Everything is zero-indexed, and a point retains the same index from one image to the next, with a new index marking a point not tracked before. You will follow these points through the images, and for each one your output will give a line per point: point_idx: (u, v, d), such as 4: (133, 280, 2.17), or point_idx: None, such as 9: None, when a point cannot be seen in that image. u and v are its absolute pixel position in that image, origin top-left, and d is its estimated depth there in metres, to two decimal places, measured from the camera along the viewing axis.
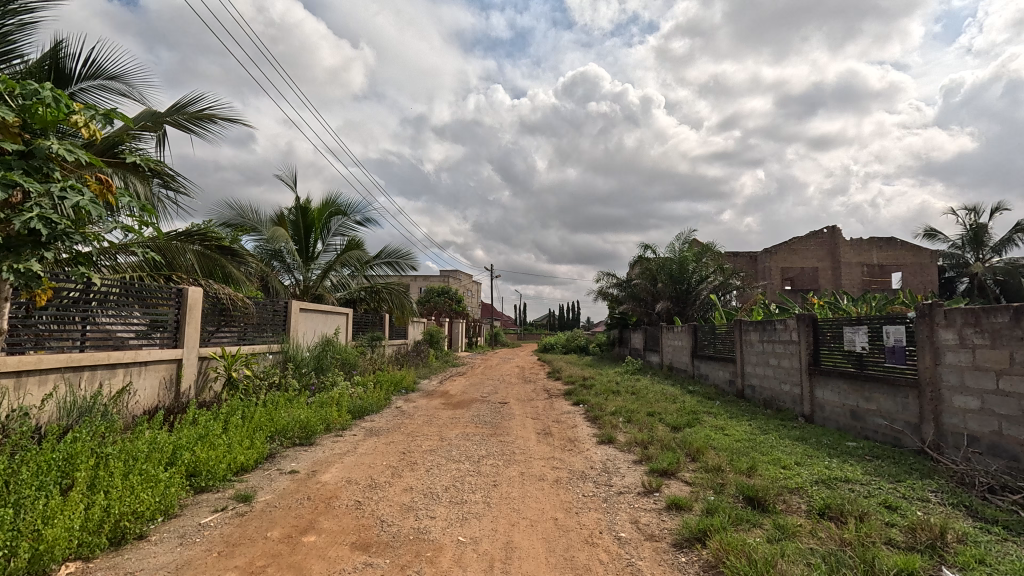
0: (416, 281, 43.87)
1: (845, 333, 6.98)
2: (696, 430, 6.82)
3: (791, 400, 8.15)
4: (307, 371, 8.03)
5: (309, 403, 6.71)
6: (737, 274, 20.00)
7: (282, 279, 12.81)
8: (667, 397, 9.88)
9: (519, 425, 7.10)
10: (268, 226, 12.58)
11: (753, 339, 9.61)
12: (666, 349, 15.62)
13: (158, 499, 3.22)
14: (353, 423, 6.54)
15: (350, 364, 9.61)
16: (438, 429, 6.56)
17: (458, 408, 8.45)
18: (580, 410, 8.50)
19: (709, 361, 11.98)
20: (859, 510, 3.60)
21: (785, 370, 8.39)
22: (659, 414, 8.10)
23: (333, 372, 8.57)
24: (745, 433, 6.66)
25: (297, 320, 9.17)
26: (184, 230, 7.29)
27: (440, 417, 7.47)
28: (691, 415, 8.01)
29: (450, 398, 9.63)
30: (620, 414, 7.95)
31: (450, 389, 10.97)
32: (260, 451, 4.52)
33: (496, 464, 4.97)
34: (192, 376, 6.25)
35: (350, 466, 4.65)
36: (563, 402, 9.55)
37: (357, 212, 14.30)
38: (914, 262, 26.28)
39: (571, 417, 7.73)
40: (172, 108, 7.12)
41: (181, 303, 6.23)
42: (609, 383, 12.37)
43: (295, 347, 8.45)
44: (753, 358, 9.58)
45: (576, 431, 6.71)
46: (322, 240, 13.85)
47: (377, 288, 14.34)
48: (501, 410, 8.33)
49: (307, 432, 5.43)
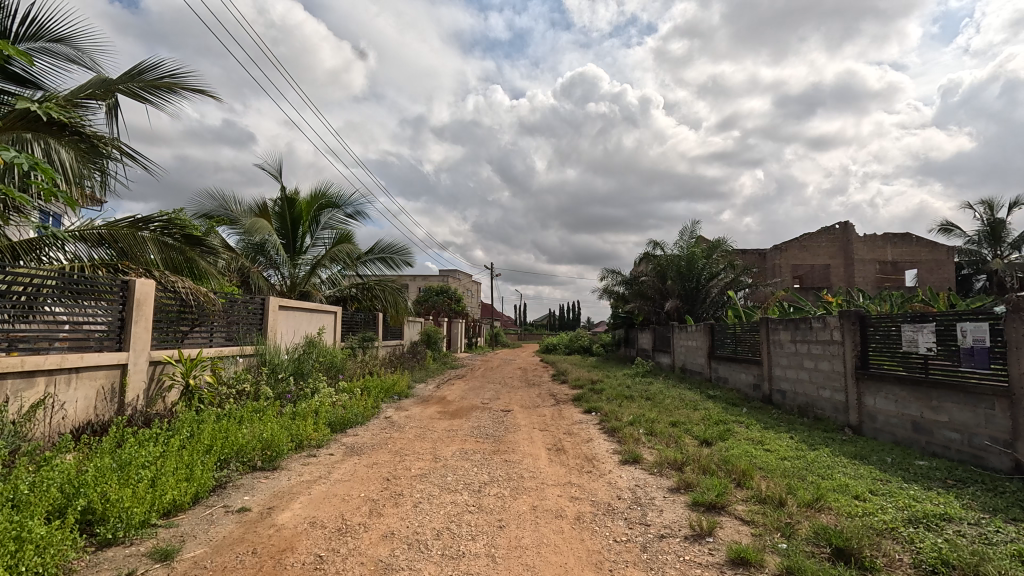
0: (415, 281, 42.95)
1: (902, 332, 6.04)
2: (731, 445, 5.87)
3: (832, 408, 7.20)
4: (284, 376, 7.06)
5: (281, 415, 5.75)
6: (749, 270, 18.99)
7: (266, 275, 11.85)
8: (687, 404, 8.92)
9: (526, 440, 6.13)
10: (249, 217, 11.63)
11: (783, 339, 8.66)
12: (678, 350, 14.67)
13: (24, 568, 2.25)
14: (332, 440, 5.57)
15: (337, 367, 8.65)
16: (431, 445, 5.59)
17: (456, 417, 7.50)
18: (593, 420, 7.56)
19: (729, 363, 11.02)
20: (998, 570, 2.66)
21: (824, 374, 7.44)
22: (684, 424, 7.15)
23: (314, 378, 7.61)
24: (791, 449, 5.70)
25: (277, 318, 8.20)
26: (141, 215, 6.29)
27: (435, 430, 6.52)
28: (720, 426, 7.05)
29: (448, 406, 8.66)
30: (640, 425, 7.00)
31: (449, 395, 10.01)
32: (204, 483, 3.56)
33: (502, 496, 4.00)
34: (141, 385, 5.29)
35: (317, 501, 3.70)
36: (573, 409, 8.61)
37: (349, 204, 13.35)
38: (930, 258, 25.32)
39: (585, 428, 6.77)
40: (126, 74, 6.09)
41: (126, 297, 5.23)
42: (620, 388, 11.40)
43: (273, 350, 7.49)
44: (783, 361, 8.63)
45: (592, 446, 5.76)
46: (310, 234, 12.91)
47: (370, 285, 13.42)
48: (505, 420, 7.37)
49: (272, 453, 4.47)
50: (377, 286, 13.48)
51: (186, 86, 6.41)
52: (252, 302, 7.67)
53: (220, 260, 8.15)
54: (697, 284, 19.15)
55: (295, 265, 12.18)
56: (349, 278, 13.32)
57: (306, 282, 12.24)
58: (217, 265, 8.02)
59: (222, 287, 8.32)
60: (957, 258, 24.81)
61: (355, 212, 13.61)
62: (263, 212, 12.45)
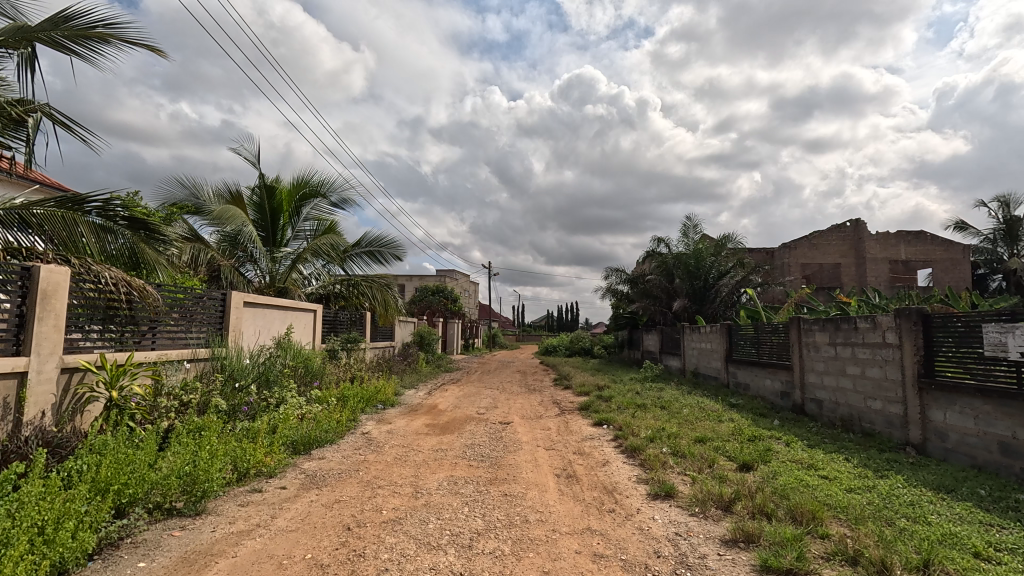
0: (411, 280, 41.94)
1: (984, 334, 5.01)
2: (779, 471, 4.84)
3: (885, 422, 6.18)
4: (244, 384, 5.99)
5: (230, 435, 4.69)
6: (759, 269, 18.09)
7: (244, 270, 10.79)
8: (710, 416, 7.89)
9: (529, 463, 5.09)
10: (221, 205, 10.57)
11: (819, 341, 7.64)
12: (689, 353, 13.66)
13: None
14: (288, 466, 4.50)
15: (310, 373, 7.57)
16: (412, 473, 4.53)
17: (446, 432, 6.44)
18: (606, 434, 6.54)
19: (751, 368, 9.99)
20: None
21: (874, 382, 6.41)
22: (714, 441, 6.12)
23: (282, 387, 6.54)
24: (854, 477, 4.67)
25: (241, 317, 7.11)
26: (73, 193, 5.23)
27: (420, 449, 5.49)
28: (756, 443, 6.01)
29: (438, 417, 7.61)
30: (661, 442, 5.98)
31: (440, 404, 8.94)
32: (74, 546, 2.49)
33: (499, 555, 2.93)
34: (46, 399, 4.20)
35: (240, 570, 2.62)
36: (582, 421, 7.57)
37: (333, 193, 12.33)
38: (945, 257, 24.28)
39: (600, 447, 5.72)
40: (48, 19, 5.02)
41: (28, 288, 4.15)
42: (629, 395, 10.38)
43: (234, 353, 6.42)
44: (819, 366, 7.61)
45: (610, 472, 4.74)
46: (291, 225, 11.90)
47: (356, 281, 12.31)
48: (503, 436, 6.34)
49: (197, 492, 3.39)
50: (364, 282, 12.39)
51: (125, 38, 5.30)
52: (207, 297, 6.59)
53: (172, 250, 7.10)
54: (705, 282, 18.17)
55: (275, 258, 11.09)
56: (334, 274, 12.24)
57: (286, 277, 11.15)
58: (170, 256, 6.96)
59: (179, 282, 7.26)
60: (973, 257, 23.80)
61: (341, 202, 12.56)
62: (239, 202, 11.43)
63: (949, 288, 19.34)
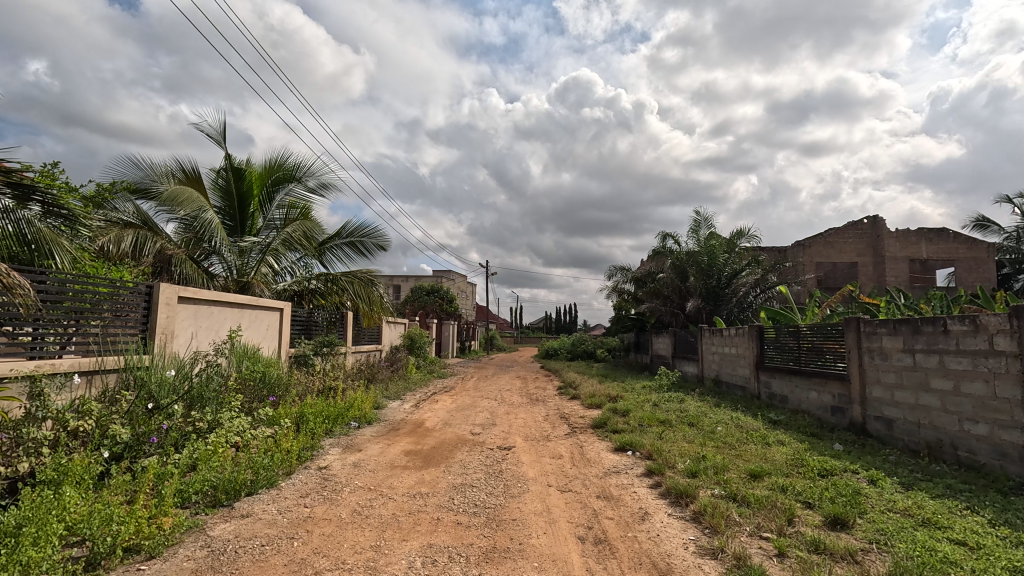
0: (406, 279, 40.65)
1: None
2: (890, 534, 3.45)
3: (996, 453, 4.79)
4: (163, 404, 4.55)
5: (112, 487, 3.25)
6: (777, 267, 16.73)
7: (213, 268, 9.54)
8: (755, 438, 6.50)
9: (542, 520, 3.66)
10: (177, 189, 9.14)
11: (887, 347, 6.26)
12: (709, 357, 12.30)
13: None
14: (190, 533, 3.10)
15: (265, 385, 6.16)
16: (373, 542, 3.11)
17: (428, 463, 5.03)
18: (634, 465, 5.17)
19: (789, 378, 8.60)
20: None
21: (976, 401, 5.04)
22: (776, 478, 4.76)
23: (221, 406, 5.12)
24: (1003, 543, 3.27)
25: (175, 316, 5.67)
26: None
27: (394, 492, 4.07)
28: (830, 481, 4.65)
29: (423, 438, 6.25)
30: (708, 481, 4.59)
31: (428, 420, 7.52)
32: None
33: None
34: None
35: None
36: (600, 445, 6.17)
37: (311, 176, 10.94)
38: (969, 256, 22.88)
39: (633, 491, 4.32)
40: None
41: None
42: (648, 408, 9.00)
43: (159, 363, 5.00)
44: (889, 377, 6.22)
45: (654, 539, 3.34)
46: (262, 213, 10.56)
47: (335, 276, 10.82)
48: (500, 467, 4.98)
49: None
50: (343, 277, 10.90)
51: None
52: (124, 286, 5.15)
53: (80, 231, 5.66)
54: (719, 282, 16.87)
55: (242, 251, 9.74)
56: (310, 268, 10.83)
57: (256, 272, 9.78)
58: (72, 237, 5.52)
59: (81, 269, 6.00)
60: (999, 255, 22.44)
61: (320, 186, 11.15)
62: (202, 186, 10.05)
63: (898, 300, 15.05)
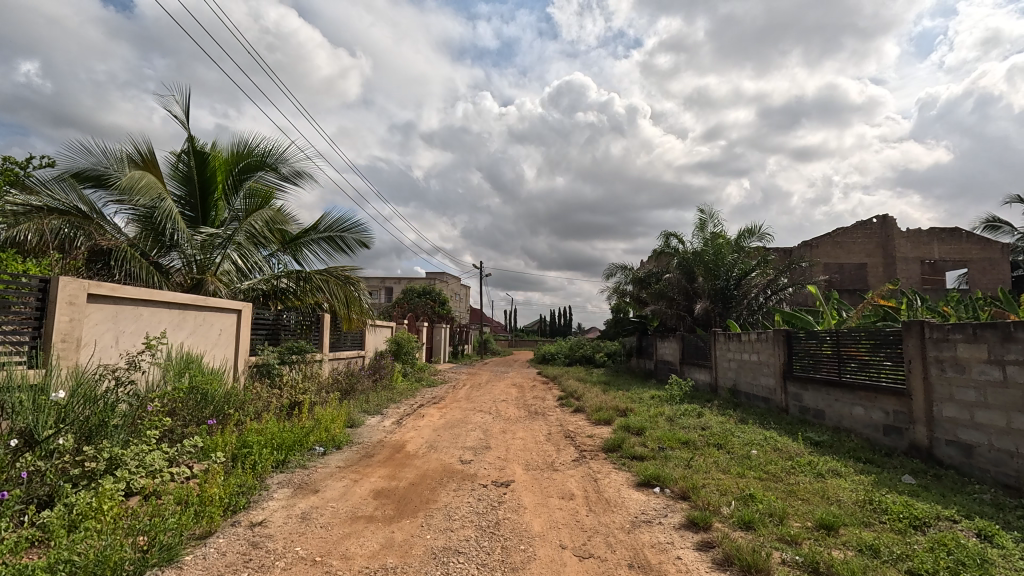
0: (397, 281, 39.52)
1: None
2: None
3: None
4: (41, 438, 3.36)
5: None
6: (791, 267, 15.68)
7: (167, 262, 8.30)
8: (803, 467, 5.38)
9: None
10: (142, 178, 7.61)
11: (963, 357, 5.17)
12: (724, 365, 11.19)
13: None
14: None
15: (201, 403, 4.97)
16: None
17: (400, 512, 3.82)
18: (665, 511, 4.03)
19: (826, 391, 7.50)
20: None
21: None
22: (854, 532, 3.63)
23: (134, 436, 3.95)
24: None
25: (83, 319, 4.48)
26: None
27: (345, 568, 2.87)
28: (929, 535, 3.53)
29: (399, 469, 5.09)
30: (770, 540, 3.46)
31: (409, 442, 6.35)
32: None
33: None
34: None
35: None
36: (618, 478, 5.03)
37: (284, 163, 9.72)
38: (982, 257, 22.01)
39: (676, 559, 3.18)
40: None
41: None
42: (663, 425, 7.86)
43: (49, 380, 3.82)
44: (967, 394, 5.11)
45: None
46: (227, 203, 9.36)
47: (308, 273, 9.58)
48: (496, 517, 3.80)
49: None
50: (318, 275, 9.65)
51: None
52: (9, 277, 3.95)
53: None
54: (728, 282, 15.75)
55: (202, 245, 8.52)
56: (281, 265, 9.61)
57: (217, 269, 8.53)
58: None
59: None
60: (1014, 256, 21.54)
61: (294, 174, 9.94)
62: (158, 171, 8.84)
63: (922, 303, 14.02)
